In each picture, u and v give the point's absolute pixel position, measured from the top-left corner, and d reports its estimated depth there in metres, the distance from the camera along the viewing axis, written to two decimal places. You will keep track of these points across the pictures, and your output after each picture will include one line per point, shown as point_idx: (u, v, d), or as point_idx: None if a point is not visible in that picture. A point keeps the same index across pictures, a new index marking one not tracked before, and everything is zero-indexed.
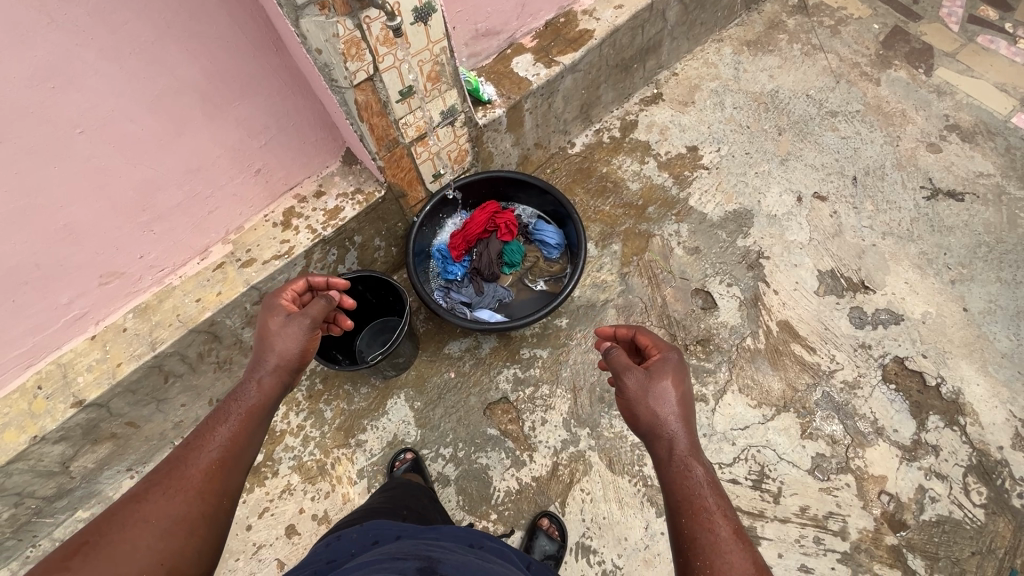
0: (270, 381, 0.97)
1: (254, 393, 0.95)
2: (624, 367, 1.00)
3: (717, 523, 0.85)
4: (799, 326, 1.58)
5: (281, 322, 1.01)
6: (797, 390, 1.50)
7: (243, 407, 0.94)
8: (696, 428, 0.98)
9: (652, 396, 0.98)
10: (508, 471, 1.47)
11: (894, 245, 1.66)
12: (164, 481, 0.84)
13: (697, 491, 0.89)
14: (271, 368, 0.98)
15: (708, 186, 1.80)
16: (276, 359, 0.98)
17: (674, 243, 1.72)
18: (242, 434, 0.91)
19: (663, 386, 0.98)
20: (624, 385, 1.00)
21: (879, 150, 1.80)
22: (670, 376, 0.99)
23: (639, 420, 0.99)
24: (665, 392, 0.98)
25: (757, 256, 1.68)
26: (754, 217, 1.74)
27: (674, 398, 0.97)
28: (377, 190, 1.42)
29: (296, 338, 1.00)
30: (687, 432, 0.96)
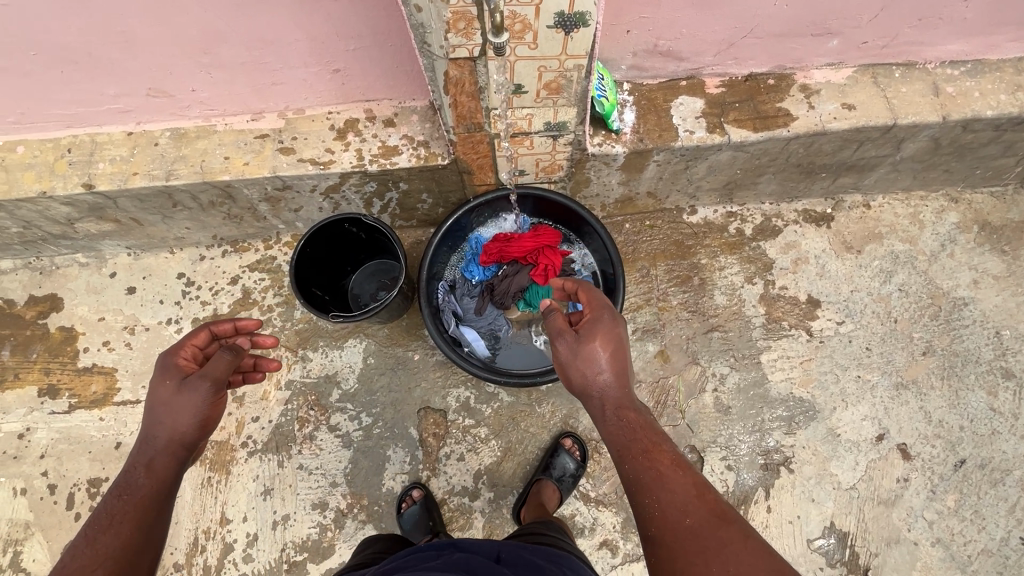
0: (163, 455, 0.83)
1: (143, 479, 0.81)
2: (554, 330, 0.94)
3: (656, 458, 0.82)
4: None
5: (175, 388, 0.86)
6: None
7: (131, 499, 0.78)
8: (630, 373, 0.93)
9: (581, 355, 0.93)
10: (401, 475, 1.44)
11: (937, 560, 1.32)
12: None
13: (633, 434, 0.86)
14: (160, 449, 0.84)
15: (795, 353, 1.47)
16: (166, 437, 0.84)
17: (709, 386, 1.46)
18: (135, 526, 0.75)
19: (589, 345, 0.93)
20: (553, 352, 0.96)
21: (1022, 453, 1.37)
22: (596, 334, 0.93)
23: (572, 382, 0.95)
24: (596, 351, 0.92)
25: (781, 461, 1.40)
26: (815, 420, 1.42)
27: (605, 352, 0.92)
28: (442, 155, 1.25)
29: (200, 406, 0.86)
30: (619, 379, 0.92)
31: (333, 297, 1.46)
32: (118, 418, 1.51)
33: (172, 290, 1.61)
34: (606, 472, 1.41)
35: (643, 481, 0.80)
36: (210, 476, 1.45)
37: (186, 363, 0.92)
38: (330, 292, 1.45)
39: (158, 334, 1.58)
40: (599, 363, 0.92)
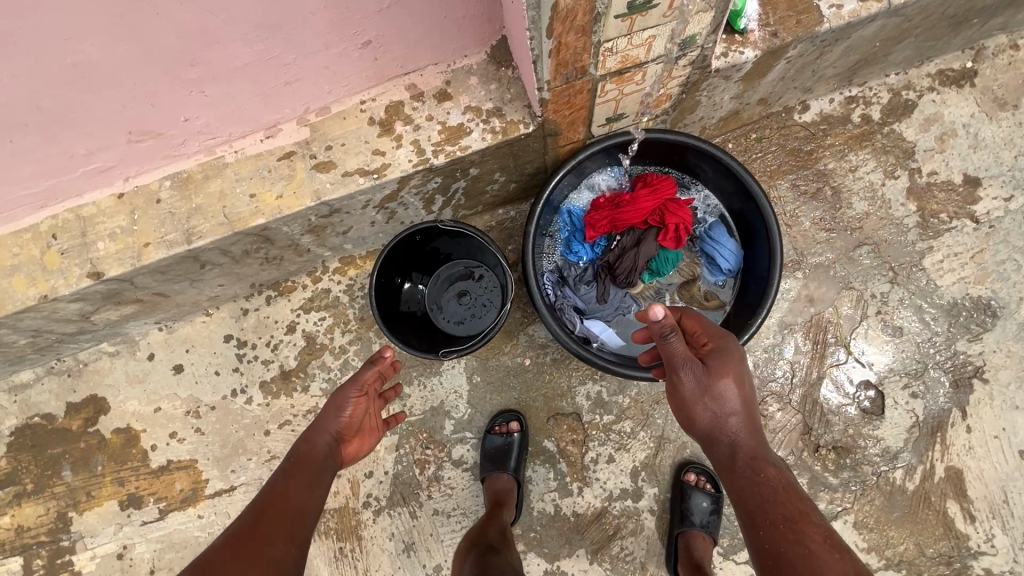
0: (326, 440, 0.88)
1: (304, 448, 0.87)
2: (681, 359, 0.79)
3: (805, 532, 0.69)
4: (971, 485, 1.20)
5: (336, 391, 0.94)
6: (922, 555, 1.19)
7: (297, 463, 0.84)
8: (758, 425, 0.81)
9: (709, 395, 0.80)
10: (549, 495, 1.28)
11: None
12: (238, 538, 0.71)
13: (775, 497, 0.73)
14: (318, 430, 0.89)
15: (962, 248, 1.24)
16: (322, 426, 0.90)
17: (871, 310, 1.25)
18: (306, 489, 0.80)
19: (722, 381, 0.80)
20: (677, 383, 0.81)
21: None
22: (730, 371, 0.80)
23: (692, 422, 0.82)
24: (726, 391, 0.79)
25: (972, 374, 1.22)
26: (1002, 318, 1.22)
27: (735, 398, 0.79)
28: (523, 121, 0.96)
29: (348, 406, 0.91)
30: (751, 430, 0.80)
31: (418, 324, 1.24)
32: (219, 511, 1.34)
33: (224, 356, 1.38)
34: (778, 435, 1.24)
35: (788, 550, 0.68)
36: (342, 546, 1.30)
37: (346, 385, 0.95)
38: (413, 323, 1.23)
39: (227, 409, 1.37)
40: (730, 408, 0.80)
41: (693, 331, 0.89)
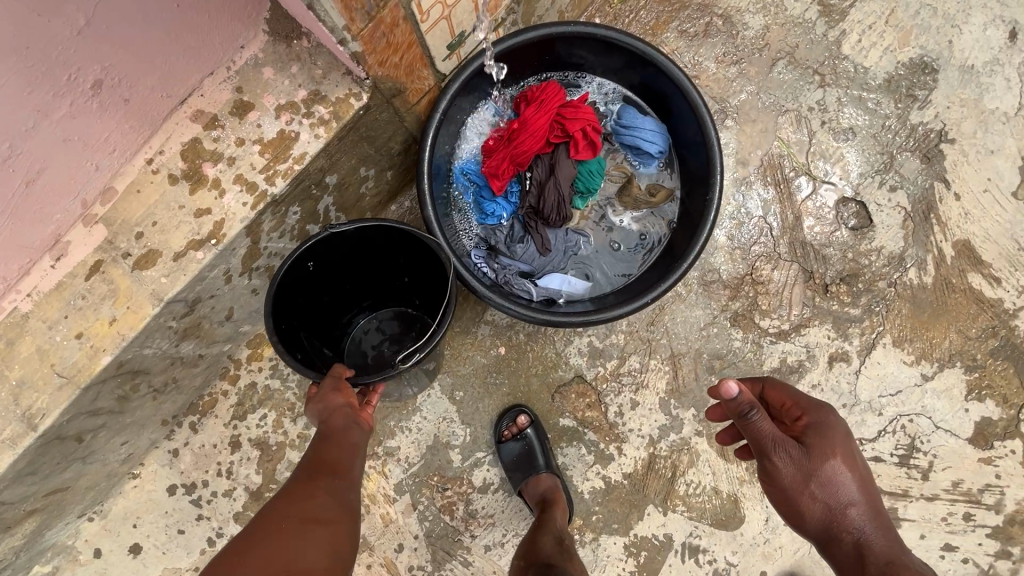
0: (333, 417, 0.72)
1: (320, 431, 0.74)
2: (772, 441, 0.73)
3: None
4: (982, 249, 1.12)
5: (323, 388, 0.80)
6: (968, 339, 1.12)
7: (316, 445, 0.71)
8: (886, 519, 0.73)
9: (817, 483, 0.72)
10: (592, 470, 1.14)
11: None
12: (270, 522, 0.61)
13: None
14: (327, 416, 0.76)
15: (874, 17, 1.12)
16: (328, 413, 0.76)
17: (815, 124, 1.13)
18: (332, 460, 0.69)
19: (829, 464, 0.73)
20: (772, 469, 0.74)
21: None
22: (836, 451, 0.74)
23: (806, 518, 0.73)
24: (836, 475, 0.73)
25: (938, 140, 1.12)
26: (940, 70, 1.12)
27: (850, 485, 0.73)
28: (352, 93, 0.75)
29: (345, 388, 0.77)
30: (878, 524, 0.72)
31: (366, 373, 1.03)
32: None
33: (181, 509, 1.14)
34: (784, 296, 1.13)
35: None
36: None
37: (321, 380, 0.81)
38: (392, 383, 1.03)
39: None
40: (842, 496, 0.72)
41: (783, 405, 0.82)
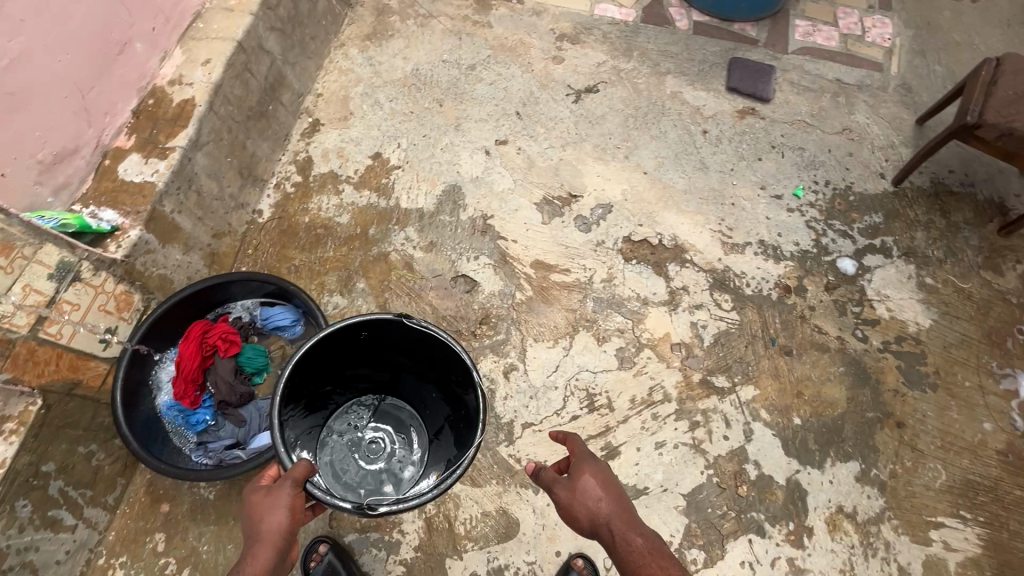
0: (275, 532, 0.90)
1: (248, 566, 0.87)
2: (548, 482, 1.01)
3: None
4: (547, 258, 1.70)
5: (268, 499, 0.93)
6: (575, 310, 1.63)
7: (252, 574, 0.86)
8: (629, 505, 0.96)
9: (579, 495, 0.97)
10: (390, 561, 1.34)
11: (577, 151, 1.88)
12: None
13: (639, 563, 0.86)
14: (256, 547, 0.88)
15: (409, 182, 1.81)
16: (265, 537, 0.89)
17: (410, 250, 1.71)
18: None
19: (582, 480, 0.98)
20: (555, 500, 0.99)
21: (523, 81, 2.00)
22: (586, 469, 0.99)
23: (578, 524, 0.97)
24: (587, 485, 0.97)
25: (483, 220, 1.76)
26: (461, 187, 1.81)
27: (598, 489, 0.97)
28: (30, 403, 1.15)
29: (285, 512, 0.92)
30: (620, 510, 0.95)
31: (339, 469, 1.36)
32: None
33: None
34: None
35: None
36: None
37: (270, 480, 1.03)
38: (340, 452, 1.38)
39: None
40: (596, 499, 0.96)
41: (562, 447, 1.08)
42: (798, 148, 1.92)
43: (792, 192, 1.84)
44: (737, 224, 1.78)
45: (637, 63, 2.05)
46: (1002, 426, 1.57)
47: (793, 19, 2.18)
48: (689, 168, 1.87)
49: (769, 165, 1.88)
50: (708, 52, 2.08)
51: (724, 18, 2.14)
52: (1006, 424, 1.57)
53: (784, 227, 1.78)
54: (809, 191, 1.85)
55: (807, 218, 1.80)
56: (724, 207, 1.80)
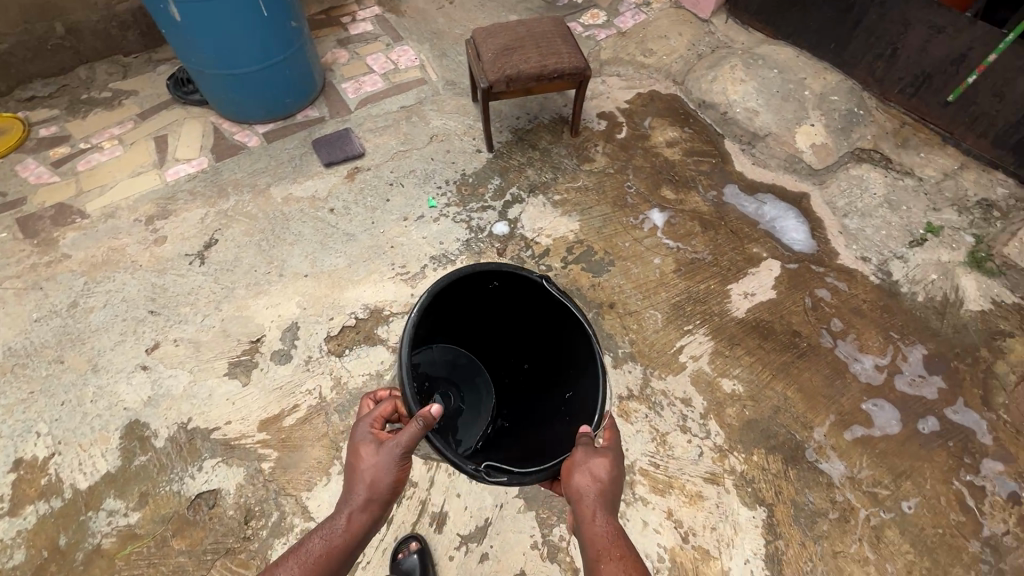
0: (380, 478, 0.90)
1: (342, 527, 0.88)
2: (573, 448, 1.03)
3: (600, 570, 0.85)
4: (270, 412, 1.62)
5: (374, 450, 0.93)
6: (326, 434, 1.58)
7: (365, 505, 0.90)
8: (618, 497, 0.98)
9: (586, 469, 0.99)
10: None
11: (234, 302, 1.82)
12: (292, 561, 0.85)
13: (597, 548, 0.89)
14: (361, 506, 0.90)
15: (76, 458, 1.54)
16: (366, 491, 0.90)
17: (124, 521, 1.46)
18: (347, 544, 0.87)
19: (596, 457, 1.00)
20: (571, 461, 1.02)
21: (137, 281, 1.86)
22: (606, 454, 1.01)
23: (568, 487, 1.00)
24: (599, 465, 0.99)
25: (184, 430, 1.59)
26: (139, 419, 1.60)
27: (603, 472, 0.98)
28: None
29: (386, 478, 0.91)
30: (609, 498, 0.97)
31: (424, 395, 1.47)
32: None
33: None
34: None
35: None
36: None
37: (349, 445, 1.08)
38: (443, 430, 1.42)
39: None
40: (597, 478, 0.98)
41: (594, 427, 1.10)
42: (410, 173, 2.16)
43: (428, 207, 2.06)
44: (406, 260, 1.92)
45: (236, 196, 2.08)
46: (666, 253, 1.97)
47: (339, 86, 2.45)
48: (339, 246, 1.95)
49: (397, 200, 2.08)
50: (291, 150, 2.21)
51: (285, 117, 2.31)
52: (666, 250, 1.97)
53: (440, 236, 1.98)
54: (440, 197, 2.09)
55: (451, 217, 2.04)
56: (387, 254, 1.93)
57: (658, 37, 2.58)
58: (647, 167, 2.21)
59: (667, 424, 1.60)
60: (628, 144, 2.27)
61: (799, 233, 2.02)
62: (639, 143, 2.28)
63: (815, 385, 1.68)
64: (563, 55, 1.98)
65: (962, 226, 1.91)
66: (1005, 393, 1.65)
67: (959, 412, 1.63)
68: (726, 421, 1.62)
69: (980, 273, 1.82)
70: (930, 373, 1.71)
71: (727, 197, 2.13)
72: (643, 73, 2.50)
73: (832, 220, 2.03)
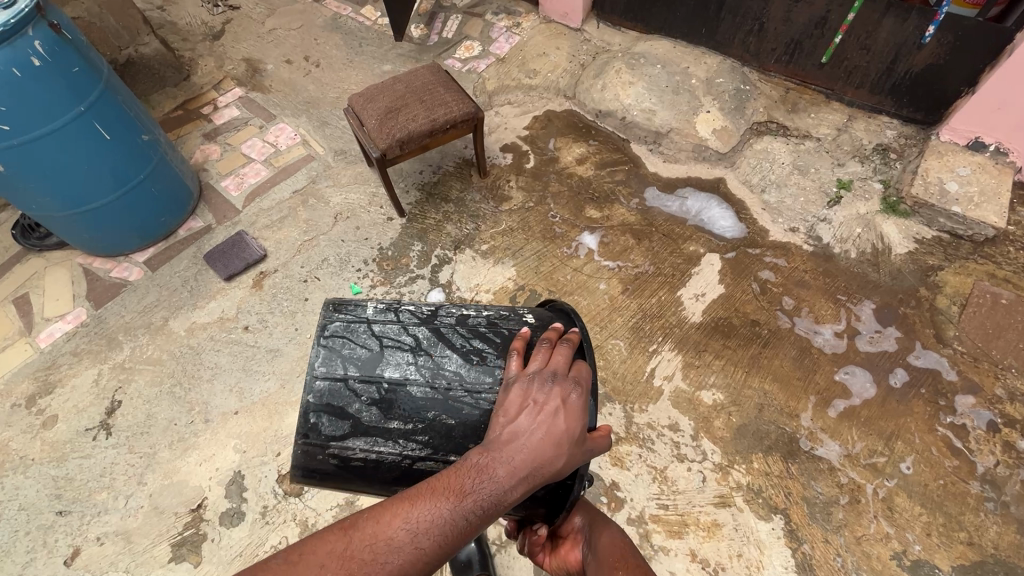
0: (538, 433, 0.83)
1: (498, 479, 0.79)
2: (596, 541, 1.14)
3: None
4: None
5: (536, 401, 0.86)
6: None
7: (520, 465, 0.80)
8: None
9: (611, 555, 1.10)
10: None
11: (158, 469, 1.57)
12: (448, 506, 0.75)
13: None
14: (520, 473, 0.80)
15: None
16: (523, 444, 0.82)
17: None
18: (484, 505, 0.77)
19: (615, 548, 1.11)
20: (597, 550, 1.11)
21: (32, 479, 1.57)
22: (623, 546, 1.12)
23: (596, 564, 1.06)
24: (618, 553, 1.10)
25: None
26: None
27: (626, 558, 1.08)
28: None
29: (545, 439, 0.82)
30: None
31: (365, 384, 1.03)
32: None
33: None
34: None
35: None
36: None
37: (508, 383, 0.91)
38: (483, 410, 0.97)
39: None
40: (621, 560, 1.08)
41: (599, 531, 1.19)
42: (323, 262, 1.97)
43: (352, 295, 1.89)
44: None
45: (130, 343, 1.81)
46: (609, 275, 1.91)
47: (218, 186, 2.22)
48: (266, 366, 1.74)
49: (317, 296, 1.89)
50: (181, 273, 1.96)
51: (165, 236, 2.05)
52: (608, 272, 1.91)
53: None
54: (362, 280, 1.93)
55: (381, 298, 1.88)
56: None
57: (537, 55, 2.53)
58: (565, 191, 2.15)
59: (662, 458, 1.53)
60: (540, 172, 2.20)
61: (727, 220, 2.02)
62: (550, 167, 2.22)
63: (788, 371, 1.67)
64: (451, 103, 1.87)
65: (868, 175, 1.98)
66: (954, 326, 1.71)
67: (921, 357, 1.67)
68: (718, 435, 1.57)
69: (897, 216, 1.90)
70: (884, 325, 1.74)
71: (650, 201, 2.10)
72: (534, 95, 2.45)
73: (753, 198, 2.06)
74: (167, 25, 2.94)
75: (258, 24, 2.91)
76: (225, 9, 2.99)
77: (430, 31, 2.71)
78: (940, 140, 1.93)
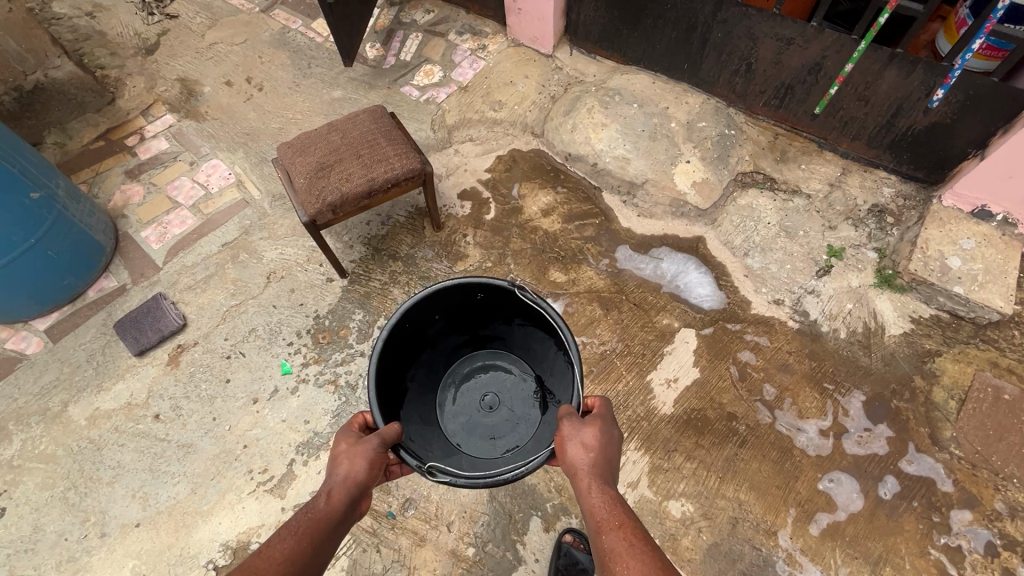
0: (348, 458, 1.05)
1: (327, 500, 0.98)
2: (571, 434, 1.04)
3: (609, 538, 0.85)
4: None
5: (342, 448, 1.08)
6: None
7: (339, 487, 1.00)
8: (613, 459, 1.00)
9: (585, 444, 1.02)
10: None
11: None
12: (288, 527, 0.91)
13: (605, 512, 0.89)
14: (342, 481, 1.00)
15: None
16: (342, 472, 1.02)
17: None
18: (321, 521, 0.94)
19: (588, 428, 1.03)
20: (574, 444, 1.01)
21: None
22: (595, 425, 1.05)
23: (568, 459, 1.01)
24: (592, 434, 1.02)
25: None
26: None
27: (595, 440, 1.02)
28: None
29: (354, 462, 1.04)
30: (605, 461, 0.99)
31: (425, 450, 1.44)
32: None
33: None
34: None
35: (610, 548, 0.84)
36: None
37: None
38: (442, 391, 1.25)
39: None
40: (593, 443, 1.01)
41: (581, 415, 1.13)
42: (250, 334, 1.74)
43: (282, 376, 1.66)
44: (266, 460, 1.53)
45: (21, 434, 1.57)
46: None
47: (138, 236, 1.96)
48: (176, 466, 1.52)
49: (240, 376, 1.66)
50: (86, 345, 1.72)
51: (71, 299, 1.80)
52: None
53: (304, 412, 1.60)
54: (294, 357, 1.70)
55: (313, 380, 1.66)
56: (241, 459, 1.53)
57: (504, 84, 2.28)
58: (528, 248, 1.93)
59: None
60: (501, 225, 1.98)
61: (705, 288, 1.82)
62: (513, 219, 2.00)
63: (766, 478, 1.49)
64: (392, 159, 1.63)
65: (862, 242, 1.78)
66: (951, 425, 1.54)
67: (915, 463, 1.50)
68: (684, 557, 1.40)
69: (892, 291, 1.70)
70: (875, 423, 1.56)
71: (621, 262, 1.89)
72: (498, 131, 2.21)
73: (735, 262, 1.85)
74: (95, 36, 2.63)
75: (198, 36, 2.61)
76: (162, 18, 2.67)
77: (387, 52, 2.43)
78: (942, 205, 1.73)
